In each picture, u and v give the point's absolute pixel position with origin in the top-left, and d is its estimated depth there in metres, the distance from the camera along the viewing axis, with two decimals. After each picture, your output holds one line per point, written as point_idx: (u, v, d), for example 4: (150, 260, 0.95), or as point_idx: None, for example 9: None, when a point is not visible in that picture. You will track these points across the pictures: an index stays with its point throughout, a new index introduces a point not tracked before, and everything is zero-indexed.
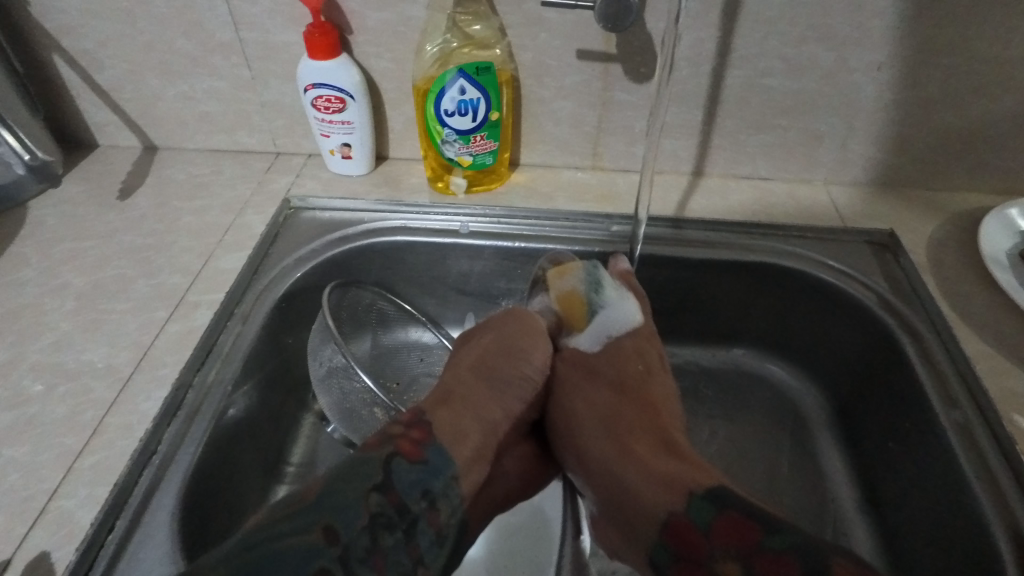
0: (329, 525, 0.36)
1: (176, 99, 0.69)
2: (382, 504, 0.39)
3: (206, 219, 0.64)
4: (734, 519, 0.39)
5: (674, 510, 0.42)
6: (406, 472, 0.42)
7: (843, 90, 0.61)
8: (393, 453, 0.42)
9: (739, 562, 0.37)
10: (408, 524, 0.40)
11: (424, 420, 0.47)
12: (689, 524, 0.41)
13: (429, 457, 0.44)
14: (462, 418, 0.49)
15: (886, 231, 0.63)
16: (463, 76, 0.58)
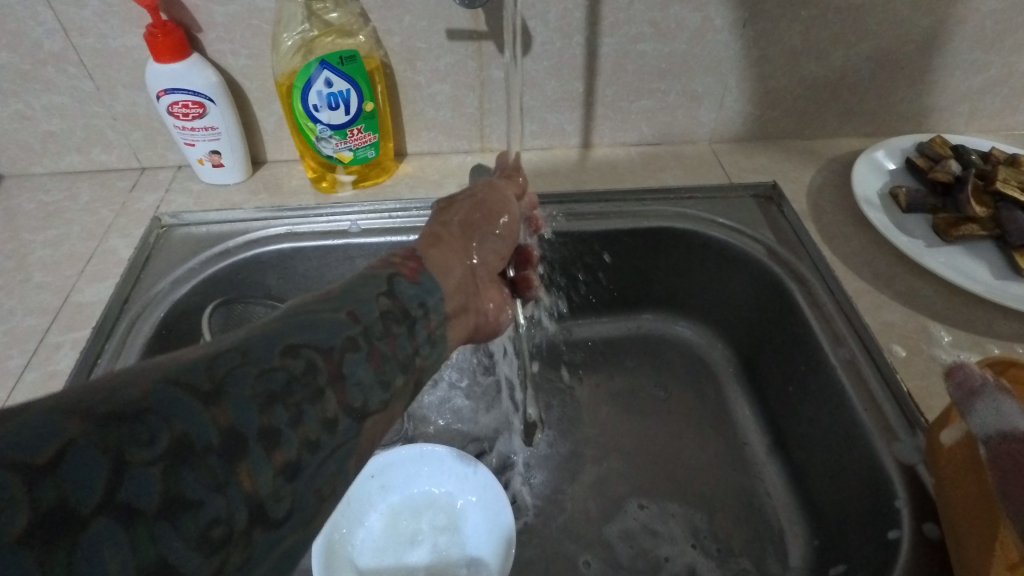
0: (353, 310, 0.29)
1: (11, 121, 0.62)
2: (392, 308, 0.31)
3: (63, 249, 0.58)
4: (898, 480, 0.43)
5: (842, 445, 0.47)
6: (407, 289, 0.33)
7: (713, 50, 0.62)
8: (394, 273, 0.33)
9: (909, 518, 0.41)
10: (410, 326, 0.31)
11: (417, 256, 0.37)
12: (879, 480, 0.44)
13: (427, 283, 0.35)
14: (448, 253, 0.39)
15: (769, 183, 0.65)
16: (327, 68, 0.54)
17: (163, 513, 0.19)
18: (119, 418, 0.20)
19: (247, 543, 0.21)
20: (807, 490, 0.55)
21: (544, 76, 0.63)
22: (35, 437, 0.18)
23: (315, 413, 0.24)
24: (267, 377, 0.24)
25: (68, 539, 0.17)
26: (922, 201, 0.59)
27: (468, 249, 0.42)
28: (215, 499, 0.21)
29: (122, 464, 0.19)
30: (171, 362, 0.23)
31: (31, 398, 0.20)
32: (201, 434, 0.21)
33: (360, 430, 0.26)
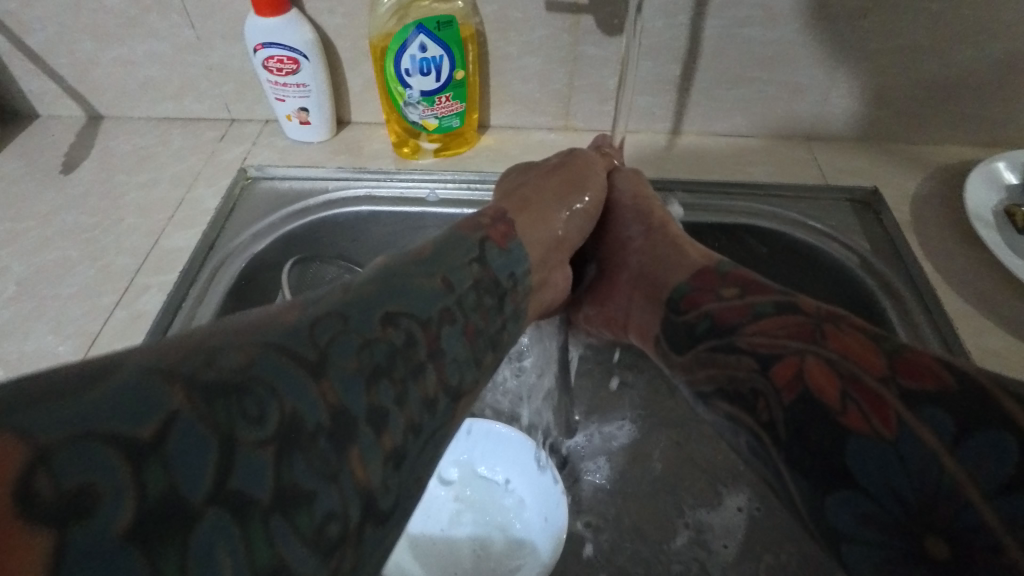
0: (446, 276, 0.32)
1: (115, 64, 0.64)
2: (483, 276, 0.35)
3: (154, 194, 0.60)
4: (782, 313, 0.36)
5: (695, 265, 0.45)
6: (498, 255, 0.38)
7: (825, 40, 0.58)
8: (486, 238, 0.38)
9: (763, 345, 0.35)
10: (501, 297, 0.35)
11: (507, 219, 0.43)
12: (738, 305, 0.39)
13: (512, 249, 0.40)
14: (535, 224, 0.45)
15: (869, 187, 0.61)
16: (423, 33, 0.54)
17: (273, 506, 0.21)
18: (227, 392, 0.22)
19: (357, 540, 0.23)
20: None
21: (639, 56, 0.60)
22: (144, 411, 0.20)
23: (415, 394, 0.27)
24: (370, 348, 0.26)
25: (185, 528, 0.19)
26: None
27: (555, 218, 0.47)
28: (327, 492, 0.22)
29: (231, 443, 0.21)
30: (273, 327, 0.25)
31: (152, 357, 0.22)
32: (308, 413, 0.23)
33: (454, 407, 0.30)
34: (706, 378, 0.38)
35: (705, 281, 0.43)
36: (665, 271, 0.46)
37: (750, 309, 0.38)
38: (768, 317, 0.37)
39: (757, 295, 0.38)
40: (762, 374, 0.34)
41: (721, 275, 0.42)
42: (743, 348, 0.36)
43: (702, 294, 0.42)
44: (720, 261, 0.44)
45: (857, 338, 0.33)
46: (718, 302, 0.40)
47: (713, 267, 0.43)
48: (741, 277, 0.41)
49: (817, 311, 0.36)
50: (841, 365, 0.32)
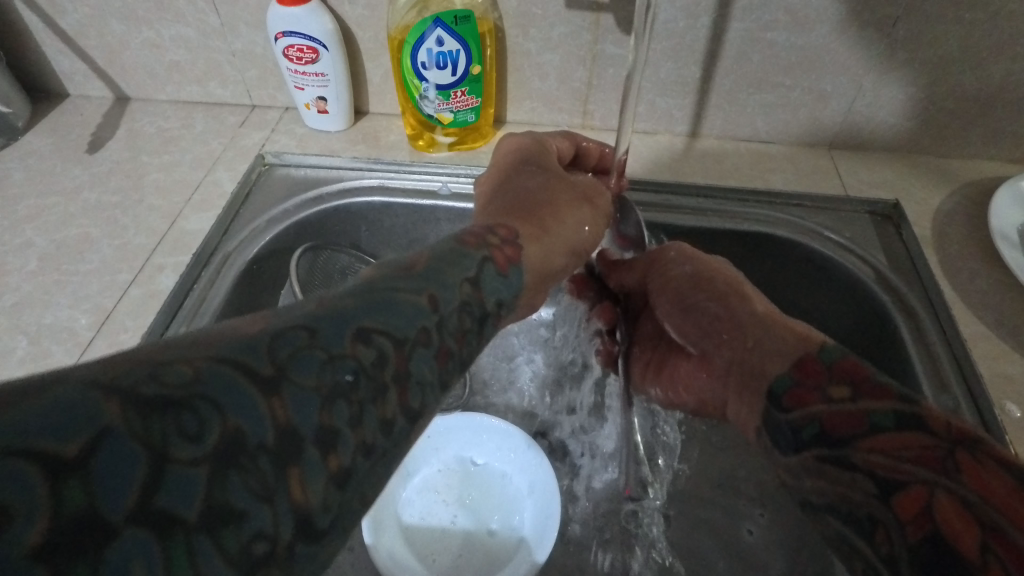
0: (433, 295, 0.28)
1: (142, 47, 0.65)
2: (472, 297, 0.31)
3: (174, 175, 0.62)
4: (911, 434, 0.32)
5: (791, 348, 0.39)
6: (493, 277, 0.34)
7: (853, 46, 0.56)
8: (487, 258, 0.35)
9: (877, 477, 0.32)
10: (483, 320, 0.31)
11: (517, 242, 0.39)
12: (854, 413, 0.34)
13: (513, 276, 0.36)
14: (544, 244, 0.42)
15: (891, 201, 0.59)
16: (440, 27, 0.54)
17: (201, 526, 0.17)
18: (167, 405, 0.18)
19: (286, 561, 0.19)
20: None
21: (660, 57, 0.59)
22: (72, 421, 0.16)
23: (374, 414, 0.23)
24: (334, 366, 0.22)
25: (95, 551, 0.15)
26: None
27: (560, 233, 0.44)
28: (261, 510, 0.18)
29: (163, 460, 0.17)
30: (231, 337, 0.21)
31: (97, 364, 0.18)
32: (254, 431, 0.19)
33: (412, 431, 0.25)
34: (812, 491, 0.35)
35: (809, 376, 0.37)
36: (761, 358, 0.40)
37: (868, 420, 0.34)
38: (888, 433, 0.33)
39: (876, 400, 0.34)
40: (882, 501, 0.32)
41: (826, 367, 0.37)
42: (859, 467, 0.33)
43: (806, 394, 0.37)
44: (822, 345, 0.38)
45: (1010, 483, 0.29)
46: (827, 402, 0.36)
47: (815, 356, 0.38)
48: (850, 372, 0.36)
49: (947, 431, 0.32)
50: (974, 505, 0.29)
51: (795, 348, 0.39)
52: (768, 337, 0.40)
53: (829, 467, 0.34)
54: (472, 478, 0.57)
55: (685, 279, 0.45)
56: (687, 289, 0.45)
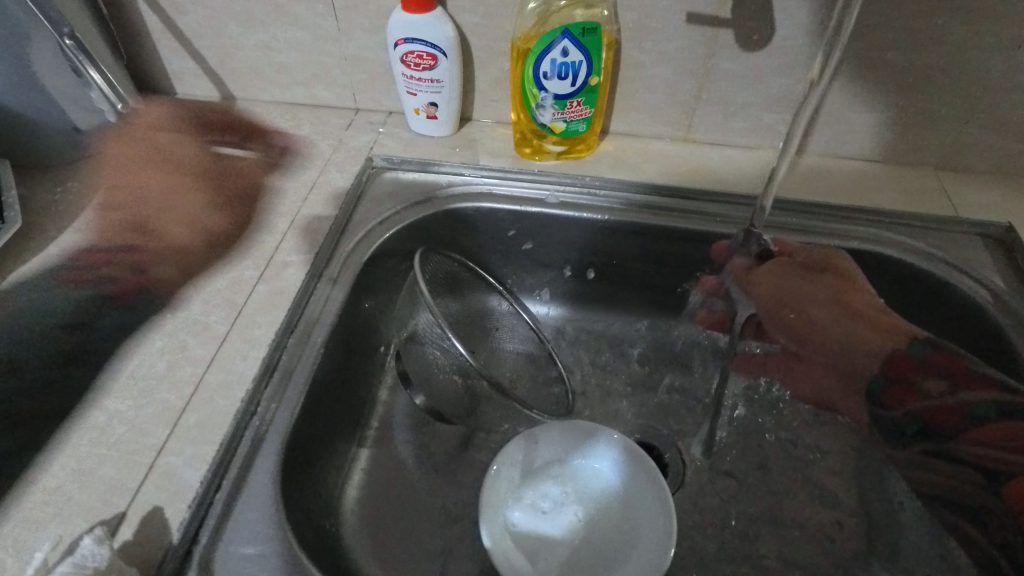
0: None
1: (256, 49, 0.67)
2: None
3: (288, 175, 0.63)
4: (1007, 424, 0.48)
5: (891, 348, 0.55)
6: None
7: (972, 68, 0.56)
8: None
9: (983, 449, 0.48)
10: None
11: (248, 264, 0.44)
12: (955, 408, 0.51)
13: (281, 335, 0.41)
14: None
15: (1001, 224, 0.59)
16: (567, 37, 0.55)
17: None
18: None
19: None
20: None
21: (773, 73, 0.60)
22: None
23: None
24: None
25: None
26: None
27: None
28: None
29: None
30: None
31: None
32: None
33: None
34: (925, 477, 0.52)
35: (903, 374, 0.54)
36: (850, 358, 0.58)
37: (964, 411, 0.50)
38: (992, 423, 0.49)
39: (976, 392, 0.50)
40: (997, 494, 0.47)
41: (919, 361, 0.54)
42: (968, 460, 0.49)
43: (907, 392, 0.54)
44: (913, 343, 0.55)
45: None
46: (925, 400, 0.52)
47: (908, 352, 0.54)
48: (944, 367, 0.52)
49: None
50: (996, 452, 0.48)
51: (887, 344, 0.56)
52: (858, 347, 0.57)
53: (936, 459, 0.51)
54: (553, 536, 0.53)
55: (788, 302, 0.60)
56: (808, 305, 0.59)
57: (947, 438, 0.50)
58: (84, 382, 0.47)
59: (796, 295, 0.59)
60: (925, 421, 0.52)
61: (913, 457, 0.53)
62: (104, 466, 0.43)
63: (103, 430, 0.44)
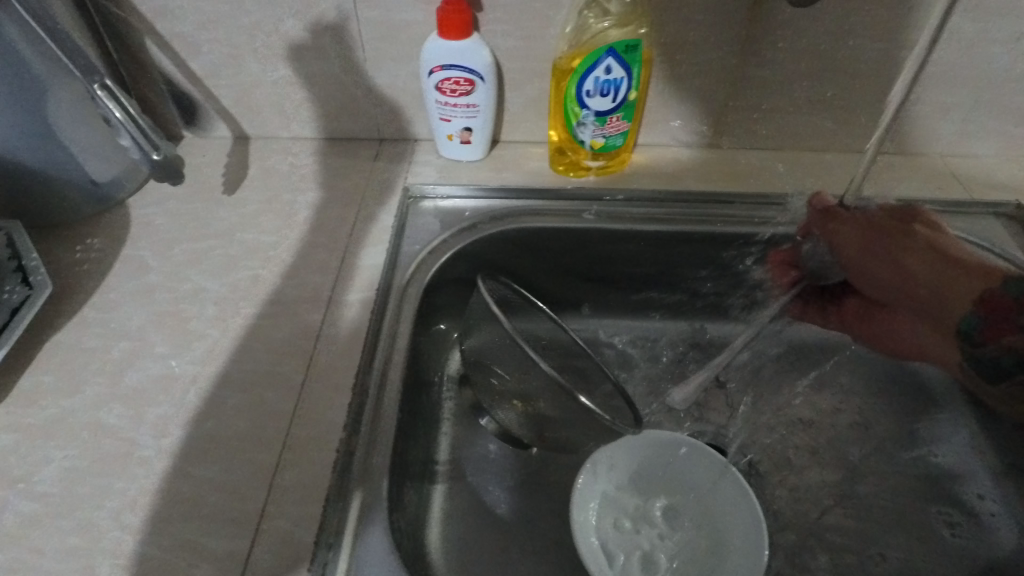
0: None
1: (276, 85, 0.65)
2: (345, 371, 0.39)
3: (326, 212, 0.61)
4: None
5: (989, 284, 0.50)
6: None
7: (979, 62, 0.61)
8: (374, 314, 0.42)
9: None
10: None
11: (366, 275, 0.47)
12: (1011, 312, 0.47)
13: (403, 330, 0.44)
14: None
15: (1014, 203, 0.64)
16: (612, 55, 0.55)
17: None
18: None
19: None
20: None
21: (799, 76, 0.62)
22: None
23: None
24: None
25: None
26: None
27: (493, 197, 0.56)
28: None
29: None
30: None
31: None
32: None
33: None
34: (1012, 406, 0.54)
35: (996, 309, 0.48)
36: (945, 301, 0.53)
37: None
38: None
39: None
40: None
41: (1014, 297, 0.48)
42: None
43: (1000, 327, 0.48)
44: (1007, 282, 0.49)
45: None
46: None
47: (1001, 291, 0.48)
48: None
49: None
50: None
51: (982, 284, 0.50)
52: (946, 295, 0.53)
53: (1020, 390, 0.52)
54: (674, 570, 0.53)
55: (879, 258, 0.57)
56: (874, 263, 0.57)
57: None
58: (160, 451, 0.44)
59: (888, 252, 0.56)
60: (985, 324, 0.49)
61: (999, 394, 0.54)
62: (204, 539, 0.40)
63: (194, 500, 0.41)
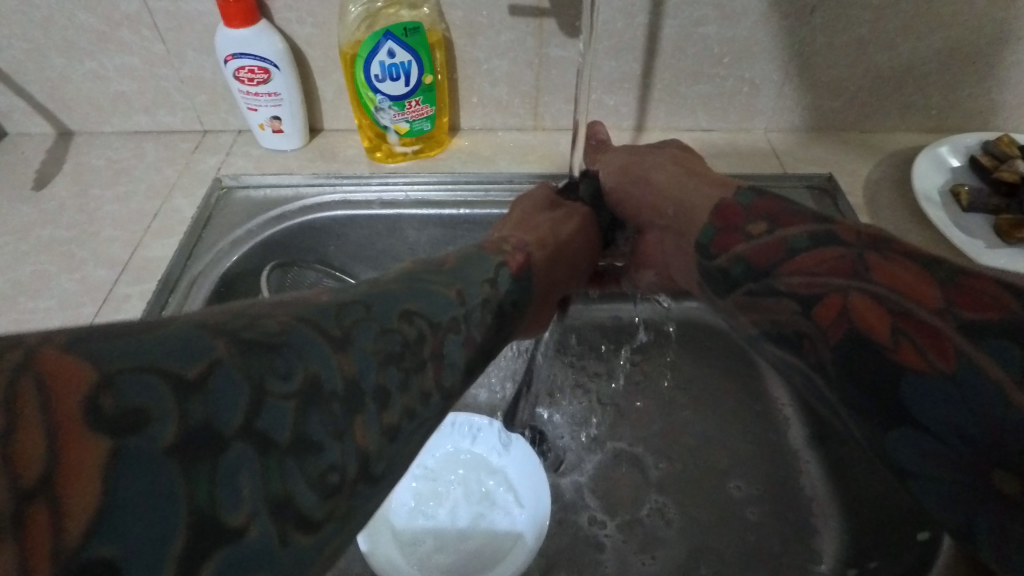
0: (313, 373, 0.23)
1: (85, 80, 0.64)
2: (491, 295, 0.35)
3: (130, 206, 0.61)
4: (773, 200, 0.43)
5: (721, 196, 0.46)
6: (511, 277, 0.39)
7: (779, 35, 0.61)
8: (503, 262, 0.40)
9: (754, 268, 0.41)
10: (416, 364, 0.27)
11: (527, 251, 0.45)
12: (734, 204, 0.45)
13: (526, 281, 0.41)
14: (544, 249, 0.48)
15: (824, 175, 0.64)
16: (391, 39, 0.55)
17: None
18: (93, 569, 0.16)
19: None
20: (846, 487, 0.54)
21: (604, 56, 0.62)
22: (151, 519, 0.17)
23: (201, 409, 0.19)
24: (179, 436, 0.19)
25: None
26: (985, 201, 0.59)
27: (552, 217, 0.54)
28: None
29: (198, 528, 0.18)
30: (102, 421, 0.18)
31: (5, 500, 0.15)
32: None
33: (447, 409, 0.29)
34: (753, 322, 0.41)
35: (730, 219, 0.44)
36: (684, 214, 0.49)
37: (786, 245, 0.40)
38: (804, 252, 0.39)
39: (795, 227, 0.40)
40: (804, 313, 0.37)
41: (746, 210, 0.44)
42: (784, 291, 0.38)
43: (732, 234, 0.43)
44: (738, 192, 0.46)
45: (910, 269, 0.35)
46: (749, 239, 0.42)
47: (734, 204, 0.45)
48: (767, 209, 0.43)
49: (858, 239, 0.37)
50: (887, 299, 0.34)
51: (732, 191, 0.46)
52: (686, 204, 0.49)
53: (760, 299, 0.40)
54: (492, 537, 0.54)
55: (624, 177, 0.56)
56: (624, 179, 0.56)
57: (766, 273, 0.40)
58: None
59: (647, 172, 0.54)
60: (719, 224, 0.45)
61: (742, 303, 0.41)
62: None
63: None
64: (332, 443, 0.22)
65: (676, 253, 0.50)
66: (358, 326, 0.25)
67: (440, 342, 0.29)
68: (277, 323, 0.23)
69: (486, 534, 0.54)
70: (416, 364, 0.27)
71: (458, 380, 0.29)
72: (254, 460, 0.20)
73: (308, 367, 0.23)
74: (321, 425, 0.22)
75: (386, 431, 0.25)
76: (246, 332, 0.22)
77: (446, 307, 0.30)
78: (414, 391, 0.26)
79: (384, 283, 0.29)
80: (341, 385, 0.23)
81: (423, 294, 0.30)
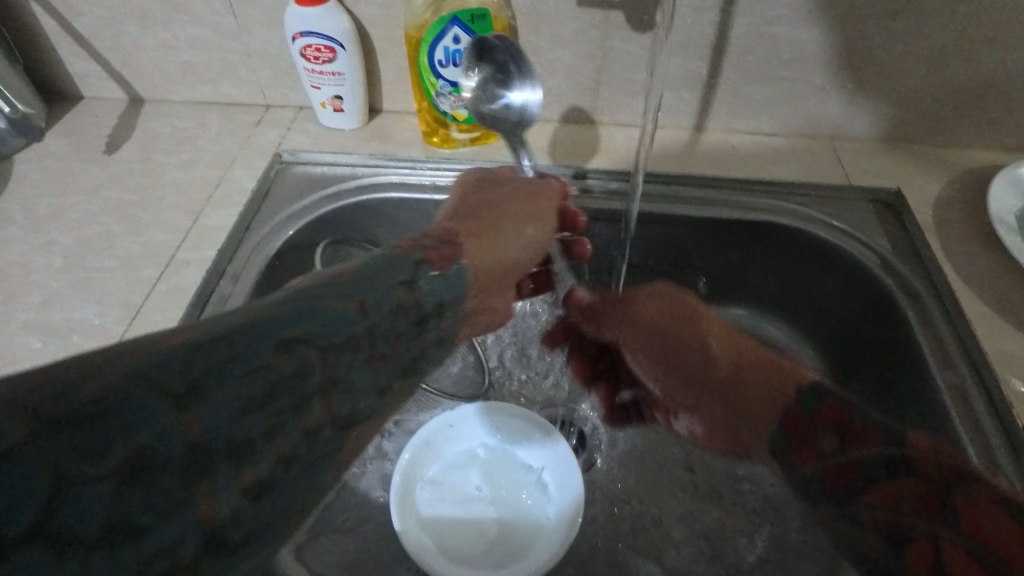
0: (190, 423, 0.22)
1: (158, 49, 0.66)
2: (409, 299, 0.34)
3: (193, 174, 0.63)
4: (838, 403, 0.41)
5: (784, 399, 0.44)
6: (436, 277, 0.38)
7: (854, 40, 0.58)
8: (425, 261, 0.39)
9: (836, 489, 0.41)
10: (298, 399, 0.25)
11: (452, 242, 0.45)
12: (796, 411, 0.43)
13: (453, 273, 0.40)
14: (485, 253, 0.47)
15: (892, 190, 0.61)
16: (457, 25, 0.55)
17: None
18: None
19: None
20: None
21: (668, 52, 0.61)
22: None
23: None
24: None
25: None
26: None
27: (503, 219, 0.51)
28: None
29: None
30: None
31: None
32: None
33: (346, 438, 0.28)
34: (845, 523, 0.41)
35: (800, 433, 0.42)
36: (750, 413, 0.46)
37: (864, 471, 0.39)
38: (884, 481, 0.38)
39: (863, 448, 0.40)
40: (896, 558, 0.37)
41: (810, 417, 0.42)
42: (868, 524, 0.39)
43: (802, 452, 0.42)
44: (800, 393, 0.43)
45: (1005, 523, 0.35)
46: (821, 460, 0.41)
47: (796, 406, 0.43)
48: (833, 419, 0.41)
49: (939, 472, 0.37)
50: (982, 559, 0.34)
51: (793, 383, 0.44)
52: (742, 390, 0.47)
53: (850, 522, 0.40)
54: (528, 521, 0.55)
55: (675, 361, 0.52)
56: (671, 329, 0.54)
57: (846, 501, 0.40)
58: None
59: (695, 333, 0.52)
60: (788, 435, 0.43)
61: (825, 506, 0.42)
62: None
63: None
64: (163, 522, 0.21)
65: (739, 429, 0.48)
66: (219, 369, 0.23)
67: (335, 365, 0.28)
68: (105, 377, 0.21)
69: (513, 536, 0.54)
70: (294, 402, 0.25)
71: (362, 405, 0.29)
72: (92, 520, 0.19)
73: (131, 440, 0.20)
74: (148, 506, 0.20)
75: (277, 461, 0.24)
76: (82, 391, 0.20)
77: (345, 324, 0.29)
78: (292, 435, 0.25)
79: (266, 306, 0.27)
80: (181, 450, 0.21)
81: (314, 311, 0.28)
